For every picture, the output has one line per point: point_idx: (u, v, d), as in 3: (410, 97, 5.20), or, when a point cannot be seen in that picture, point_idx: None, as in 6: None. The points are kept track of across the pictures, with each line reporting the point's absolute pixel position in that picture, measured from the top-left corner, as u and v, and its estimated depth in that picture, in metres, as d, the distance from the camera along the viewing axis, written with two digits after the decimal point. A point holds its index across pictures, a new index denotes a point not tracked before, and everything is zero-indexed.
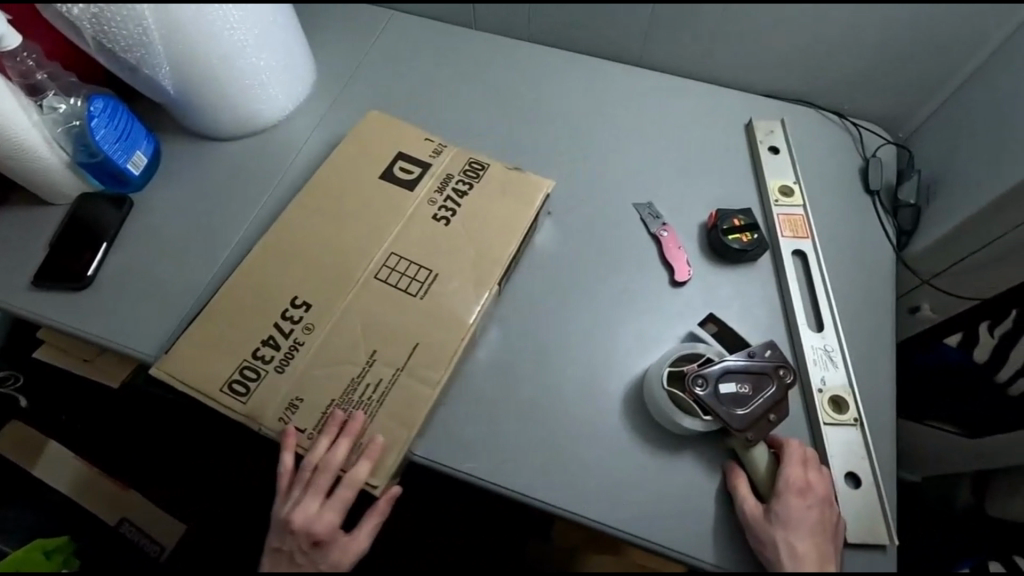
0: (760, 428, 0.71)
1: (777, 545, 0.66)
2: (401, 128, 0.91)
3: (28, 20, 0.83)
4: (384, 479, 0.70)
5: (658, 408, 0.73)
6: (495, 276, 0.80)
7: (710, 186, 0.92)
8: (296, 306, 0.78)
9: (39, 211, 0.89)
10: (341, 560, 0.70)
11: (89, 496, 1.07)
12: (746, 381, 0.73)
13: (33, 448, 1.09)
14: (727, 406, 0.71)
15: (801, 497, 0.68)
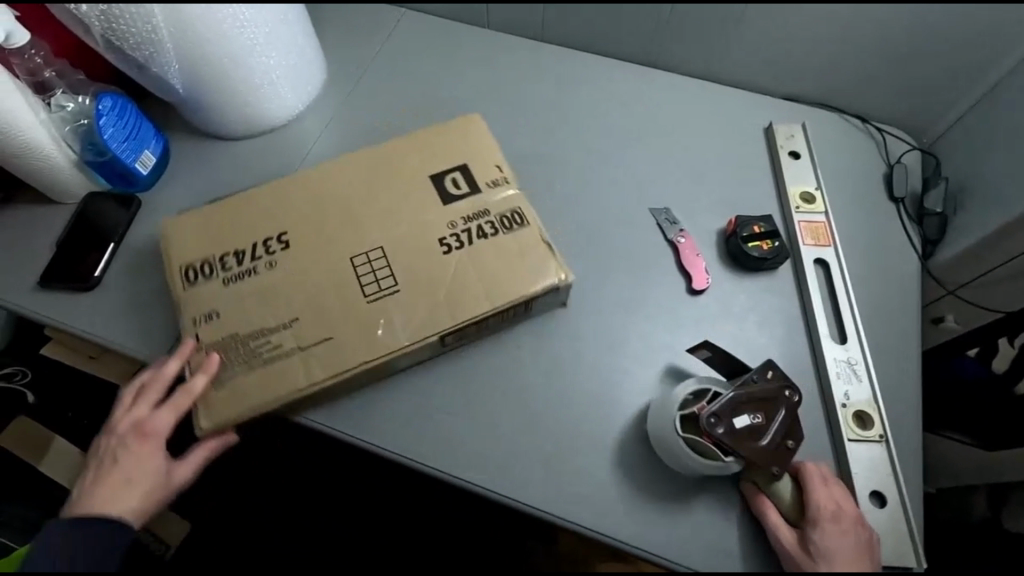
0: (779, 457, 0.67)
1: None
2: (484, 139, 0.82)
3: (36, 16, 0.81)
4: (213, 425, 0.70)
5: (677, 454, 0.68)
6: (443, 327, 0.72)
7: (730, 191, 0.90)
8: (278, 242, 0.76)
9: (47, 211, 0.88)
10: (161, 476, 0.69)
11: None
12: (757, 411, 0.68)
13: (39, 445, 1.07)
14: (742, 441, 0.66)
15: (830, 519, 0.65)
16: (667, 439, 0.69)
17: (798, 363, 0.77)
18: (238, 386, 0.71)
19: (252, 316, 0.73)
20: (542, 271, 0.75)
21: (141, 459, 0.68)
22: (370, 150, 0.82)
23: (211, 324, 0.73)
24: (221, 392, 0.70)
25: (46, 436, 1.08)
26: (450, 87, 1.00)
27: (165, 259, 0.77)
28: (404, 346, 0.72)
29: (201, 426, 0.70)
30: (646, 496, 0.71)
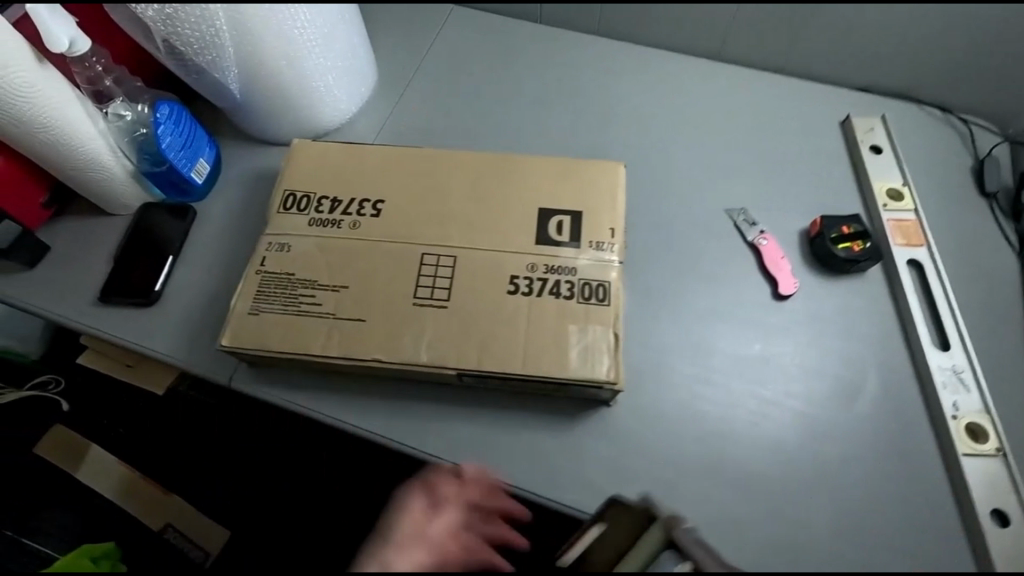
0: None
1: None
2: (614, 198, 0.75)
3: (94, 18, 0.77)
4: (228, 346, 0.68)
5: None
6: (465, 366, 0.65)
7: (811, 190, 0.85)
8: (373, 206, 0.75)
9: (102, 223, 0.85)
10: None
11: (133, 499, 1.03)
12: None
13: (78, 455, 1.05)
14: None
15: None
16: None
17: (899, 371, 0.73)
18: (269, 322, 0.68)
19: (314, 263, 0.71)
20: (600, 338, 0.66)
21: None
22: (508, 156, 0.78)
23: (280, 253, 0.72)
24: (255, 320, 0.68)
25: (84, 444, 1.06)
26: (506, 86, 0.95)
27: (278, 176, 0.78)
28: (418, 365, 0.66)
29: (222, 338, 0.68)
30: (749, 519, 0.66)
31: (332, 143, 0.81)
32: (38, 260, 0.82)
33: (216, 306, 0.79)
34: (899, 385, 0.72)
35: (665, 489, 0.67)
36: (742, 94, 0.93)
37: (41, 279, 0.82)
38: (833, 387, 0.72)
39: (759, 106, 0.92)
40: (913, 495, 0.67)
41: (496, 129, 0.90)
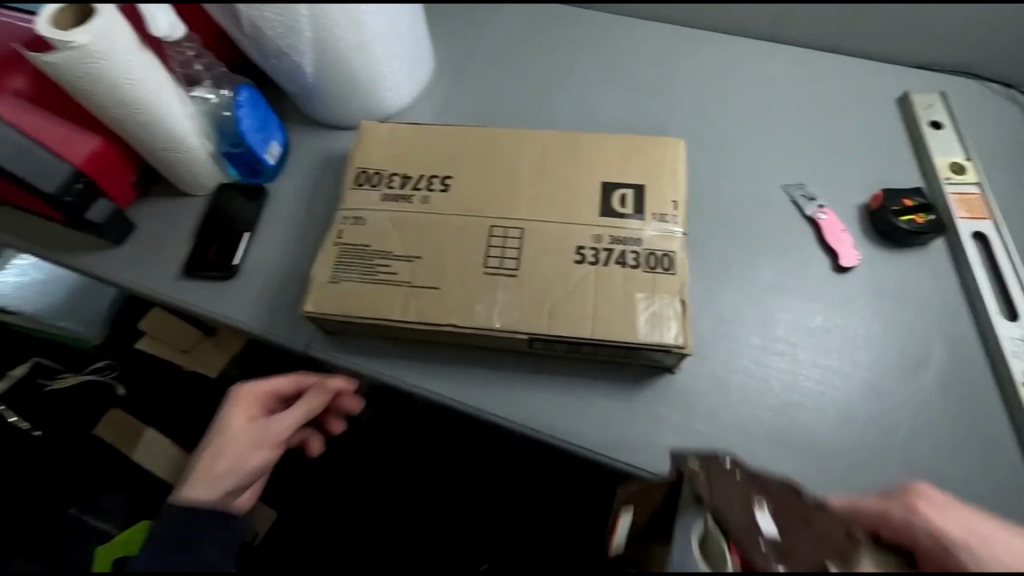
0: (826, 528, 0.50)
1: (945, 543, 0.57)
2: (676, 171, 0.77)
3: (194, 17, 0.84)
4: (312, 312, 0.72)
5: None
6: (536, 331, 0.69)
7: (870, 166, 0.86)
8: (440, 181, 0.78)
9: (182, 203, 0.89)
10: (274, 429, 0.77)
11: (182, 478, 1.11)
12: (754, 500, 0.54)
13: (131, 437, 1.12)
14: (740, 528, 0.52)
15: (911, 516, 0.58)
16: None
17: (964, 341, 0.74)
18: (348, 289, 0.72)
19: (388, 235, 0.75)
20: (666, 306, 0.69)
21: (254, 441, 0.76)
22: (569, 134, 0.81)
23: (355, 226, 0.76)
24: (336, 287, 0.72)
25: (136, 425, 1.13)
26: (560, 67, 0.97)
27: (350, 154, 0.82)
28: (492, 330, 0.69)
29: (306, 305, 0.72)
30: (820, 483, 0.67)
31: (397, 124, 0.84)
32: (126, 237, 0.87)
33: (292, 280, 0.83)
34: (965, 356, 0.73)
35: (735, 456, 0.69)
36: (794, 72, 0.94)
37: (128, 256, 0.86)
38: (897, 357, 0.73)
39: (811, 84, 0.93)
40: (983, 461, 0.68)
41: (550, 109, 0.93)
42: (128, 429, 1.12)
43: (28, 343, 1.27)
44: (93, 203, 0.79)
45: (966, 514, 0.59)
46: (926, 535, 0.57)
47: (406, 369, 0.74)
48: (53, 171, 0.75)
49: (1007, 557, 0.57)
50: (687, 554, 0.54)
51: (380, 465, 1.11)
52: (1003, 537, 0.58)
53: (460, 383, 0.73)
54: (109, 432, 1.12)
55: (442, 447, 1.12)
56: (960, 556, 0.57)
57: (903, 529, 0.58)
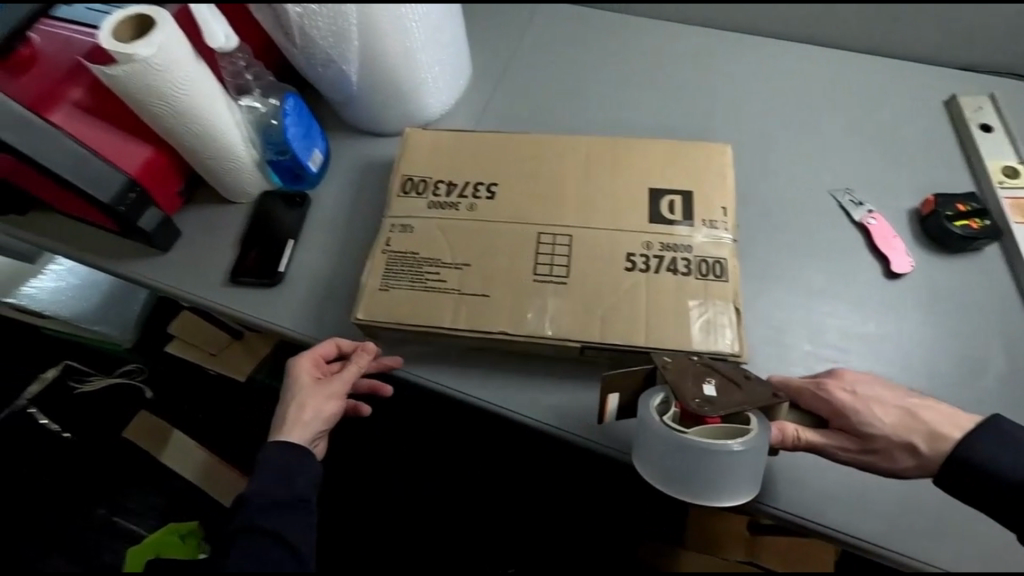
0: (753, 388, 0.59)
1: (889, 445, 0.63)
2: (723, 177, 0.77)
3: (249, 31, 0.87)
4: (364, 318, 0.72)
5: (734, 460, 0.57)
6: (589, 339, 0.68)
7: (919, 169, 0.84)
8: (485, 188, 0.79)
9: (226, 210, 0.90)
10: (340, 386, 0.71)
11: (209, 479, 1.12)
12: (703, 376, 0.60)
13: (159, 436, 1.15)
14: (686, 389, 0.59)
15: (820, 391, 0.65)
16: (674, 449, 0.58)
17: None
18: (399, 297, 0.72)
19: (437, 243, 0.75)
20: (719, 313, 0.69)
21: (325, 399, 0.71)
22: (614, 141, 0.81)
23: (404, 234, 0.76)
24: (387, 295, 0.73)
25: (165, 426, 1.16)
26: (600, 72, 0.97)
27: (396, 162, 0.83)
28: (544, 337, 0.69)
29: (356, 313, 0.72)
30: (879, 493, 0.66)
31: (442, 131, 0.84)
32: (172, 244, 0.88)
33: (336, 287, 0.83)
34: None
35: (789, 468, 0.67)
36: (837, 76, 0.93)
37: (174, 262, 0.87)
38: (954, 364, 0.72)
39: (854, 87, 0.92)
40: None
41: (590, 115, 0.92)
42: (158, 433, 1.15)
43: (64, 347, 1.28)
44: (144, 212, 0.80)
45: (872, 389, 0.65)
46: (830, 406, 0.65)
47: (453, 376, 0.73)
48: (107, 179, 0.76)
49: (892, 422, 0.63)
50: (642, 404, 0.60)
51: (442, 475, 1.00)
52: (893, 409, 0.64)
53: (508, 391, 0.72)
54: (139, 437, 1.15)
55: (493, 454, 1.06)
56: (854, 420, 0.64)
57: (815, 403, 0.65)
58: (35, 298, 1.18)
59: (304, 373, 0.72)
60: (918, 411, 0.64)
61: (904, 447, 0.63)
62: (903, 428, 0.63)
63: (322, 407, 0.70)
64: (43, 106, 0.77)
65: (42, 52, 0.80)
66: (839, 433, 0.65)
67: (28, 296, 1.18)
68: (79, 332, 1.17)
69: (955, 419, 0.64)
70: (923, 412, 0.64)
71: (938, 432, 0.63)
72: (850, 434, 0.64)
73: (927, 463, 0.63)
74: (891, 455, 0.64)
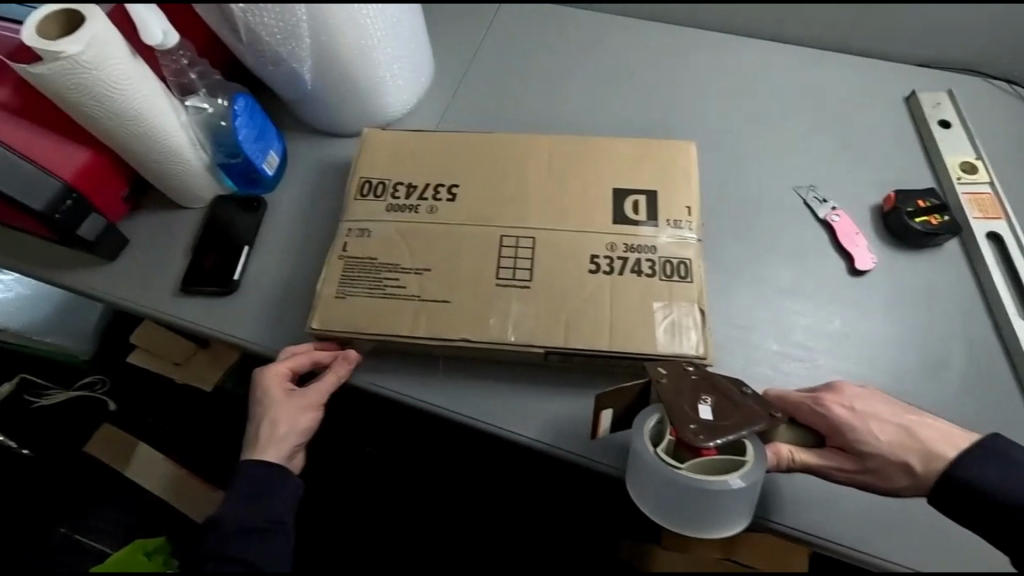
0: (749, 408, 0.59)
1: (886, 465, 0.63)
2: (687, 176, 0.76)
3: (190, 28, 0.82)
4: (321, 327, 0.69)
5: (730, 496, 0.58)
6: (553, 344, 0.67)
7: (881, 166, 0.85)
8: (445, 190, 0.76)
9: (177, 216, 0.86)
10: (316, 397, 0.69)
11: (178, 494, 1.06)
12: (699, 395, 0.61)
13: (126, 449, 1.10)
14: (683, 414, 0.59)
15: (818, 406, 0.64)
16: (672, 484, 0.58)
17: (983, 342, 0.73)
18: (356, 304, 0.70)
19: (395, 247, 0.73)
20: (684, 315, 0.68)
21: (301, 411, 0.68)
22: (578, 139, 0.79)
23: (361, 238, 0.74)
24: (345, 303, 0.70)
25: (131, 439, 1.11)
26: (564, 70, 0.95)
27: (353, 164, 0.80)
28: (507, 343, 0.67)
29: (312, 322, 0.69)
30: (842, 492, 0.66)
31: (401, 131, 0.82)
32: (118, 253, 0.83)
33: (292, 294, 0.80)
34: (985, 357, 0.73)
35: None
36: (801, 73, 0.93)
37: (122, 271, 0.82)
38: (917, 360, 0.72)
39: (817, 84, 0.92)
40: None
41: (555, 113, 0.91)
42: (125, 446, 1.10)
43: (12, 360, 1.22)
44: (84, 220, 0.75)
45: (868, 404, 0.65)
46: (827, 422, 0.64)
47: (415, 386, 0.71)
48: (42, 186, 0.71)
49: (889, 440, 0.63)
50: (640, 433, 0.61)
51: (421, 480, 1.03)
52: (889, 426, 0.64)
53: (472, 399, 0.70)
54: (102, 452, 1.10)
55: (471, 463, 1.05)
56: (852, 438, 0.63)
57: (811, 417, 0.65)
58: None
59: (276, 386, 0.68)
60: (915, 429, 0.64)
61: (901, 466, 0.63)
62: (900, 447, 0.63)
63: (298, 418, 0.68)
64: None
65: None
66: (839, 452, 0.64)
67: None
68: (26, 343, 1.12)
69: (948, 438, 0.64)
70: (919, 430, 0.64)
71: (931, 450, 0.63)
72: (848, 453, 0.64)
73: (921, 482, 0.63)
74: (887, 475, 0.64)
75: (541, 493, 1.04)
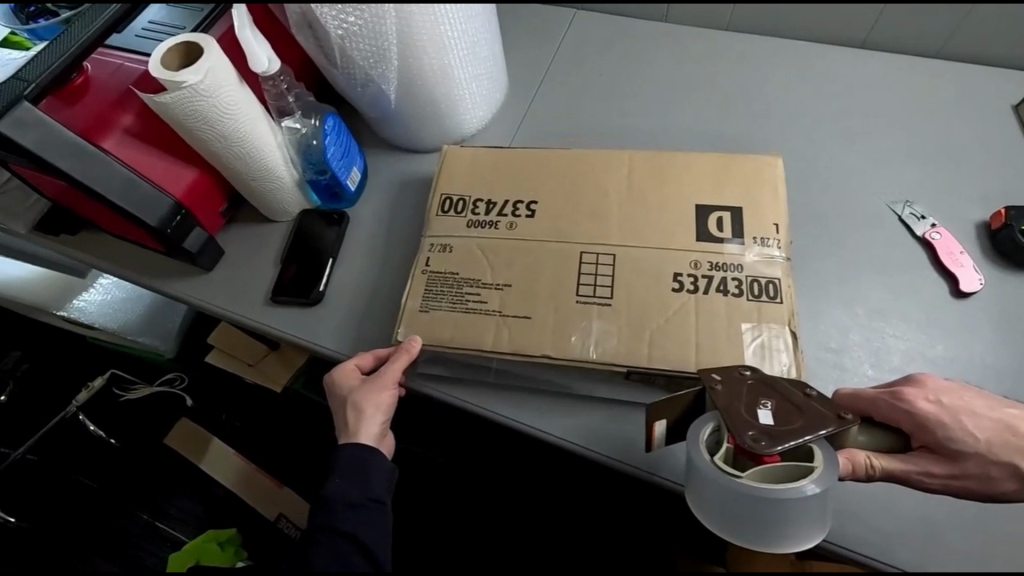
0: (815, 412, 0.54)
1: (982, 466, 0.59)
2: (775, 191, 0.74)
3: (283, 47, 0.88)
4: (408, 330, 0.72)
5: (804, 503, 0.53)
6: (636, 364, 0.66)
7: (987, 181, 0.80)
8: (524, 207, 0.77)
9: (267, 229, 0.91)
10: (388, 379, 0.69)
11: (249, 489, 1.12)
12: (758, 400, 0.56)
13: (200, 444, 1.16)
14: (740, 420, 0.54)
15: (899, 402, 0.60)
16: (735, 494, 0.54)
17: None
18: (440, 317, 0.72)
19: (475, 262, 0.74)
20: (774, 336, 0.66)
21: (378, 395, 0.69)
22: (658, 155, 0.79)
23: (446, 255, 0.76)
24: (427, 317, 0.72)
25: (205, 435, 1.17)
26: (640, 83, 0.94)
27: (435, 181, 0.82)
28: (588, 362, 0.67)
29: (398, 331, 0.72)
30: (950, 529, 0.62)
31: (480, 148, 0.83)
32: (216, 263, 0.89)
33: (376, 299, 0.83)
34: None
35: (847, 489, 0.64)
36: (894, 82, 0.88)
37: (217, 281, 0.88)
38: None
39: (912, 94, 0.87)
40: None
41: (632, 126, 0.90)
42: (200, 440, 1.17)
43: (111, 356, 1.33)
44: (189, 234, 0.81)
45: (959, 399, 0.61)
46: (913, 419, 0.60)
47: (488, 398, 0.72)
48: (155, 203, 0.76)
49: (986, 437, 0.60)
50: (695, 443, 0.56)
51: (487, 492, 1.08)
52: (987, 422, 0.60)
53: (547, 415, 0.70)
54: (181, 443, 1.17)
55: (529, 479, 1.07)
56: (943, 437, 0.59)
57: (891, 414, 0.61)
58: (84, 312, 1.18)
59: (350, 379, 0.71)
60: (1016, 425, 0.60)
61: (1005, 467, 0.59)
62: (1000, 446, 0.60)
63: (377, 402, 0.69)
64: (95, 132, 0.78)
65: (94, 79, 0.82)
66: (928, 456, 0.60)
67: (78, 309, 1.18)
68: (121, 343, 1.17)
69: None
70: (1020, 426, 0.61)
71: None
72: (938, 455, 0.60)
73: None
74: (989, 478, 0.60)
75: (605, 507, 1.03)
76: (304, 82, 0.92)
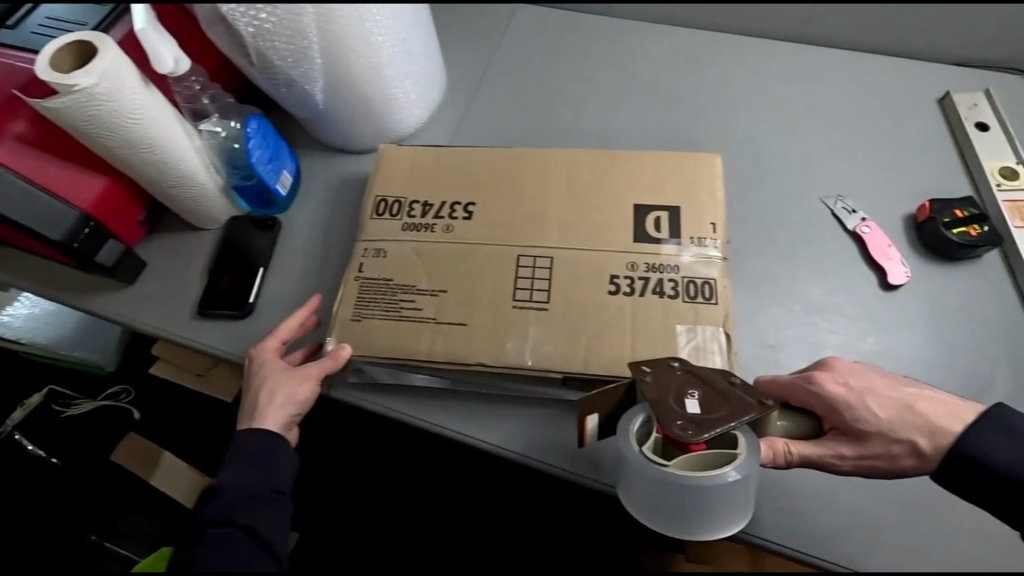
0: (739, 399, 0.54)
1: (885, 443, 0.60)
2: (713, 187, 0.74)
3: (197, 46, 0.83)
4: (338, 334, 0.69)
5: (729, 489, 0.53)
6: (572, 369, 0.65)
7: (915, 174, 0.82)
8: (462, 209, 0.75)
9: (194, 239, 0.86)
10: (313, 372, 0.67)
11: None
12: (685, 390, 0.55)
13: (149, 459, 1.02)
14: (666, 410, 0.53)
15: (810, 384, 0.61)
16: (662, 483, 0.54)
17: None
18: (372, 327, 0.69)
19: (410, 268, 0.72)
20: (708, 337, 0.66)
21: (297, 383, 0.67)
22: (600, 154, 0.77)
23: (378, 260, 0.73)
24: (361, 327, 0.69)
25: (154, 450, 1.03)
26: (581, 80, 0.93)
27: (370, 182, 0.79)
28: (525, 369, 0.66)
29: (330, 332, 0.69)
30: (878, 518, 0.63)
31: (418, 148, 0.80)
32: (137, 276, 0.83)
33: None
34: None
35: (779, 485, 0.65)
36: (827, 76, 0.90)
37: (137, 295, 0.83)
38: (957, 378, 0.69)
39: (845, 89, 0.88)
40: None
41: (574, 123, 0.89)
42: (148, 454, 1.03)
43: (42, 372, 1.24)
44: (100, 248, 0.76)
45: (865, 380, 0.62)
46: (823, 401, 0.61)
47: (422, 409, 0.69)
48: (59, 218, 0.73)
49: (888, 417, 0.60)
50: (626, 435, 0.55)
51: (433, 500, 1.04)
52: (886, 401, 0.61)
53: (484, 425, 0.68)
54: (127, 457, 1.03)
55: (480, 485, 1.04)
56: (851, 419, 0.60)
57: (805, 398, 0.62)
58: (7, 327, 1.10)
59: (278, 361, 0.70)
60: (913, 404, 0.60)
61: (905, 446, 0.60)
62: (900, 423, 0.60)
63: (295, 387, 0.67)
64: None
65: None
66: (838, 438, 0.61)
67: None
68: (51, 356, 1.09)
69: (953, 411, 0.60)
70: (918, 405, 0.60)
71: (939, 428, 0.59)
72: (846, 437, 0.61)
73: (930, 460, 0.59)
74: (892, 456, 0.60)
75: (562, 510, 1.02)
76: (223, 85, 0.88)
